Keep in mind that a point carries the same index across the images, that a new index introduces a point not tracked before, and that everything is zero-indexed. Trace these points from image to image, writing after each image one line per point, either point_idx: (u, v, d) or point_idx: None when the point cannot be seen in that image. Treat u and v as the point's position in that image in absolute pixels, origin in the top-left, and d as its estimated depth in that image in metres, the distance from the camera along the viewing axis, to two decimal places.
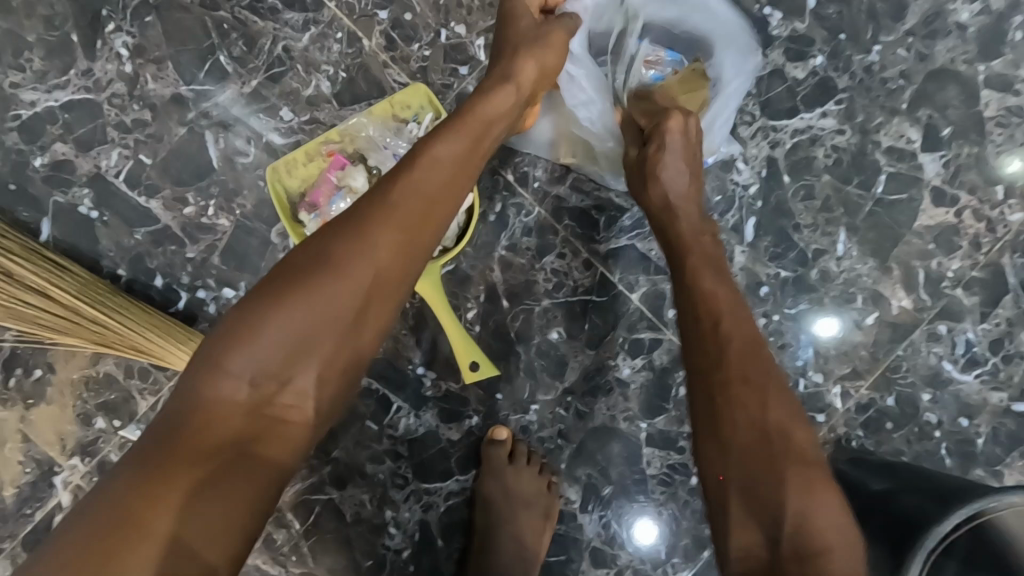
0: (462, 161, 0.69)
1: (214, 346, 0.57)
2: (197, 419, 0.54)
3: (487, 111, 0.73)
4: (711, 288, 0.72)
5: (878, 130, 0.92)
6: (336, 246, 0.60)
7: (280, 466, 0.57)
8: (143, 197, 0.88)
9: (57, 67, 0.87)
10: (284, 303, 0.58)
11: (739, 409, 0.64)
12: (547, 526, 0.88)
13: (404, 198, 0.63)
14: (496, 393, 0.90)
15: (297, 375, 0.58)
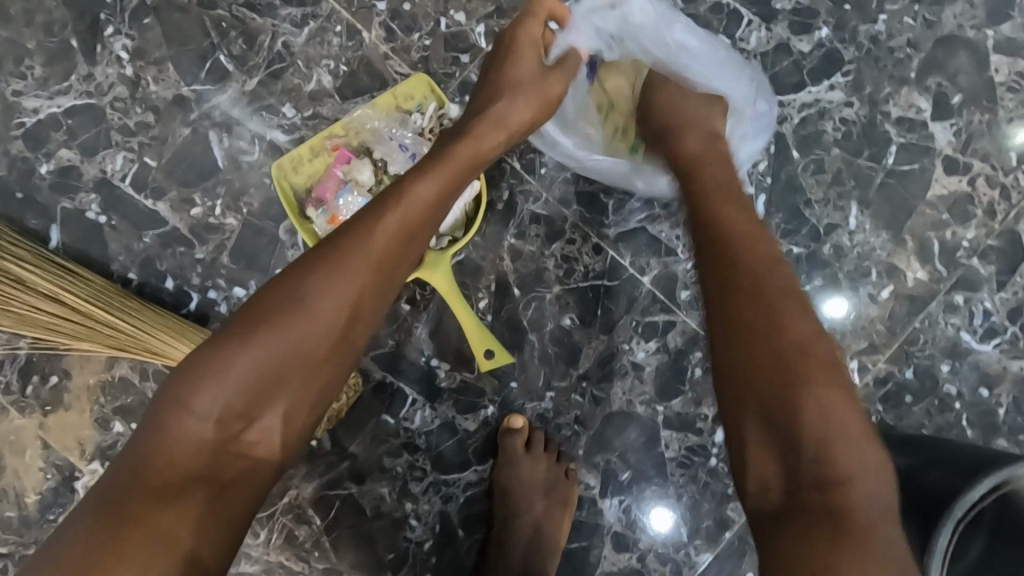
0: (443, 196, 0.70)
1: (180, 382, 0.58)
2: (166, 455, 0.56)
3: (472, 150, 0.74)
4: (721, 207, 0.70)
5: (887, 100, 0.90)
6: (302, 287, 0.62)
7: (248, 499, 0.60)
8: (150, 199, 0.88)
9: (59, 74, 0.87)
10: (251, 342, 0.59)
11: (757, 332, 0.59)
12: (567, 513, 0.87)
13: (378, 235, 0.65)
14: (511, 381, 0.89)
15: (264, 413, 0.61)
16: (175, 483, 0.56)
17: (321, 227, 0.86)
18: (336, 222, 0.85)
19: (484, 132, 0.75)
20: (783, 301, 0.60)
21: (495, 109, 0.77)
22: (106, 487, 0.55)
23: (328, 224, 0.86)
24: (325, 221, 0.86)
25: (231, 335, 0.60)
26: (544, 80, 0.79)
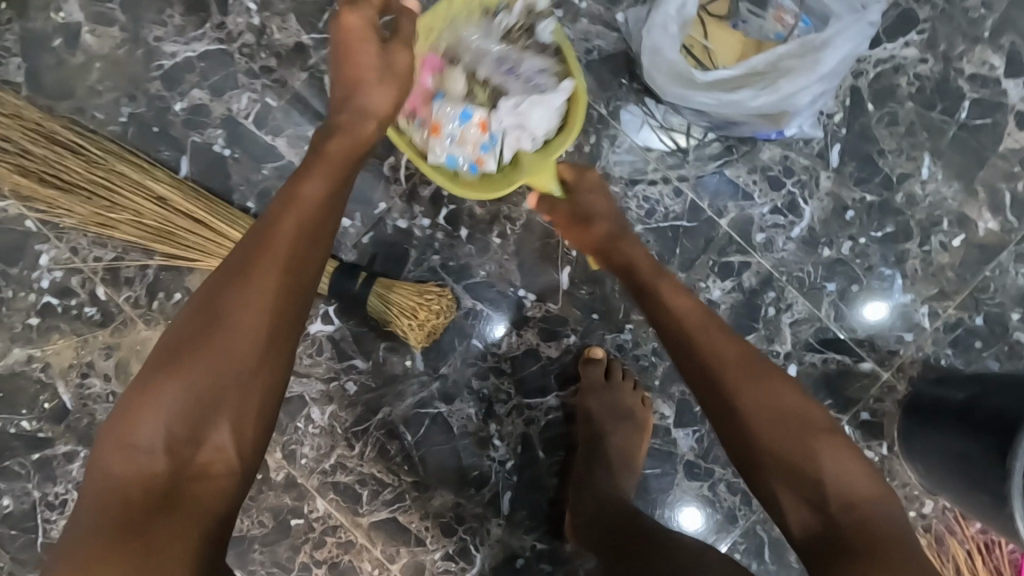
0: (335, 191, 0.70)
1: (116, 425, 0.59)
2: (117, 498, 0.55)
3: (346, 142, 0.72)
4: (686, 306, 0.77)
5: (961, 58, 0.95)
6: (217, 308, 0.62)
7: (217, 525, 0.58)
8: (269, 135, 0.97)
9: (195, 22, 0.97)
10: (174, 374, 0.60)
11: (777, 447, 0.67)
12: (643, 437, 0.93)
13: (277, 243, 0.64)
14: (593, 313, 0.96)
15: (210, 432, 0.60)
16: (126, 519, 0.54)
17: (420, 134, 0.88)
18: (435, 131, 0.88)
19: (359, 121, 0.73)
20: (793, 429, 0.68)
21: (355, 109, 0.73)
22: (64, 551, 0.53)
23: (427, 133, 0.88)
24: (423, 130, 0.88)
25: (155, 371, 0.60)
26: (389, 59, 0.75)
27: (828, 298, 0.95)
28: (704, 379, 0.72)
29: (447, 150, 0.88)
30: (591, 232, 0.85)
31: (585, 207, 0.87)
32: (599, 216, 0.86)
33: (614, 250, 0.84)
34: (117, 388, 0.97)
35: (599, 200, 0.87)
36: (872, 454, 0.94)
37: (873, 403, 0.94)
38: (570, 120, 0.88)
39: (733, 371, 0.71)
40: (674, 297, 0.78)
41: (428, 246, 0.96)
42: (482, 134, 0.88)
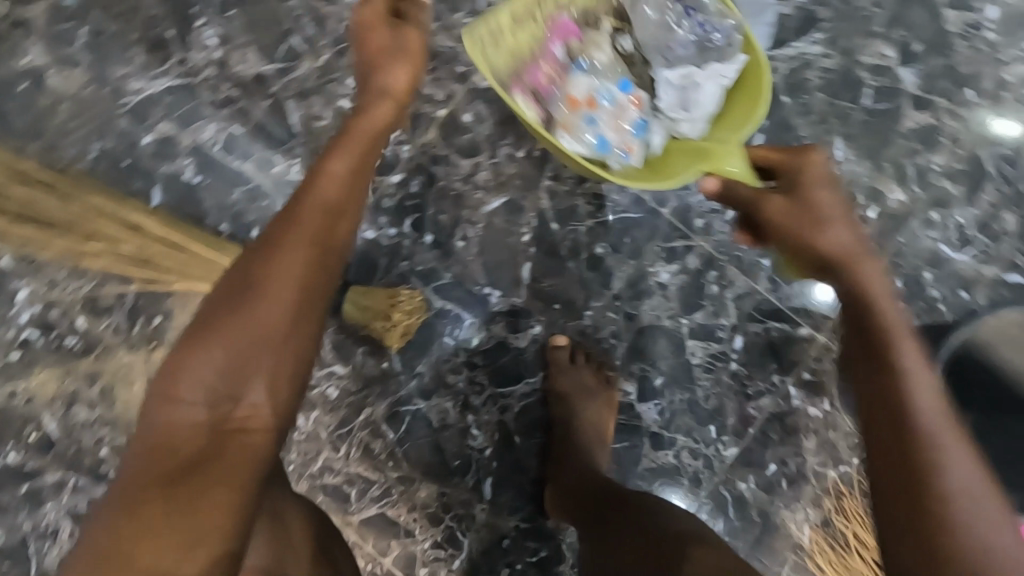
0: (359, 167, 0.72)
1: (165, 376, 0.62)
2: (166, 444, 0.60)
3: (368, 123, 0.74)
4: (841, 240, 0.67)
5: (860, 51, 1.07)
6: (248, 271, 0.64)
7: (251, 481, 0.61)
8: (238, 161, 1.04)
9: (158, 59, 1.03)
10: (212, 332, 0.62)
11: (927, 444, 0.55)
12: (611, 412, 1.01)
13: (303, 206, 0.67)
14: (555, 303, 1.04)
15: (245, 393, 0.62)
16: (171, 471, 0.59)
17: (565, 105, 0.87)
18: (574, 103, 0.87)
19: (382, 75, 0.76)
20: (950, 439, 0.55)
21: (379, 90, 0.76)
22: (119, 492, 0.59)
23: (565, 105, 0.87)
24: (562, 103, 0.87)
25: (203, 328, 0.63)
26: (400, 36, 0.77)
27: (764, 272, 1.04)
28: (891, 428, 0.57)
29: (593, 126, 0.86)
30: (816, 238, 0.68)
31: (810, 200, 0.70)
32: (839, 223, 0.68)
33: (851, 272, 0.66)
34: (102, 416, 0.97)
35: (843, 213, 0.69)
36: (817, 410, 1.03)
37: (813, 363, 1.03)
38: (736, 96, 0.86)
39: (938, 437, 0.55)
40: (830, 239, 0.68)
41: (396, 254, 1.03)
42: (633, 112, 0.88)
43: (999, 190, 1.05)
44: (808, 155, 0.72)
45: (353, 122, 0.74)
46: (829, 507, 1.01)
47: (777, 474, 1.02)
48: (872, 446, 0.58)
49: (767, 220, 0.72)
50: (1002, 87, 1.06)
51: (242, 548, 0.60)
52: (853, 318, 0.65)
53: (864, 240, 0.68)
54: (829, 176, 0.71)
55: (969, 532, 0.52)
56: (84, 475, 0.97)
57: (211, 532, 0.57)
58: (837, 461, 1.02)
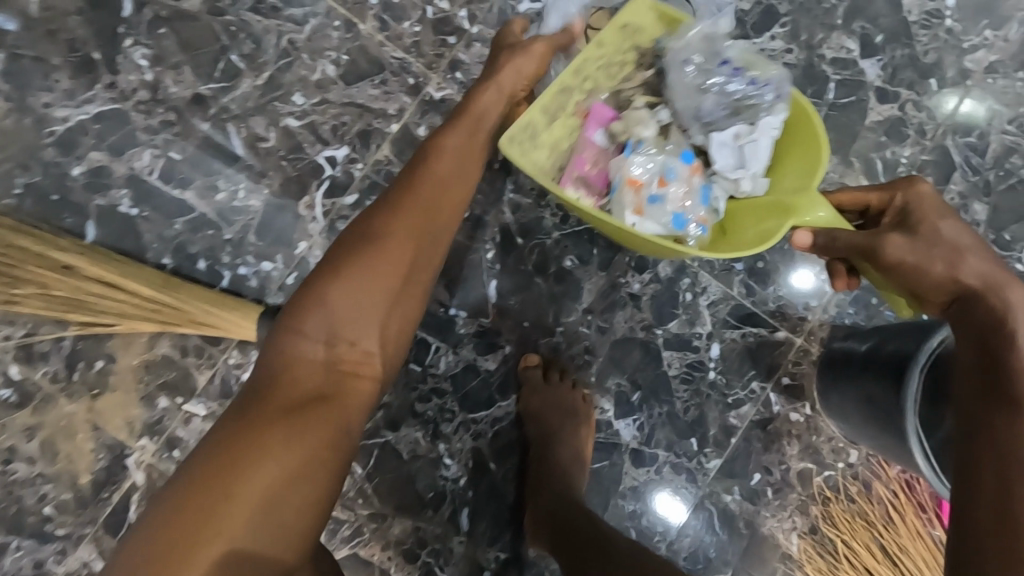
0: (472, 145, 0.77)
1: (292, 313, 0.68)
2: (289, 375, 0.65)
3: (485, 106, 0.78)
4: (977, 268, 0.64)
5: (821, 45, 1.04)
6: (377, 230, 0.70)
7: (355, 422, 0.66)
8: (178, 189, 0.96)
9: (84, 84, 0.95)
10: (341, 279, 0.68)
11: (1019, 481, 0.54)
12: (589, 432, 0.97)
13: (430, 174, 0.74)
14: (524, 321, 0.99)
15: (362, 337, 0.68)
16: (295, 399, 0.64)
17: (620, 191, 0.83)
18: (636, 184, 0.82)
19: (505, 72, 0.78)
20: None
21: (492, 83, 0.78)
22: (242, 402, 0.64)
23: (628, 187, 0.82)
24: (624, 184, 0.83)
25: (329, 272, 0.68)
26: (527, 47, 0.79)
27: (737, 277, 1.01)
28: (990, 445, 0.57)
29: (661, 202, 0.82)
30: (927, 270, 0.65)
31: (945, 232, 0.66)
32: (971, 253, 0.65)
33: (995, 298, 0.63)
34: (44, 469, 0.92)
35: (970, 243, 0.65)
36: (798, 415, 1.00)
37: (792, 368, 1.00)
38: (783, 149, 0.86)
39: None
40: (964, 265, 0.65)
41: None
42: (696, 183, 0.83)
43: (967, 180, 1.03)
44: (913, 187, 0.69)
45: (469, 101, 0.78)
46: (816, 514, 0.99)
47: (761, 483, 0.99)
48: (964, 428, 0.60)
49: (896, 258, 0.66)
50: (964, 75, 1.05)
51: (338, 486, 0.63)
52: (969, 327, 0.64)
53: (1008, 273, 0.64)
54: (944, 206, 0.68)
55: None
56: (28, 537, 0.91)
57: (321, 461, 0.61)
58: (821, 466, 1.00)
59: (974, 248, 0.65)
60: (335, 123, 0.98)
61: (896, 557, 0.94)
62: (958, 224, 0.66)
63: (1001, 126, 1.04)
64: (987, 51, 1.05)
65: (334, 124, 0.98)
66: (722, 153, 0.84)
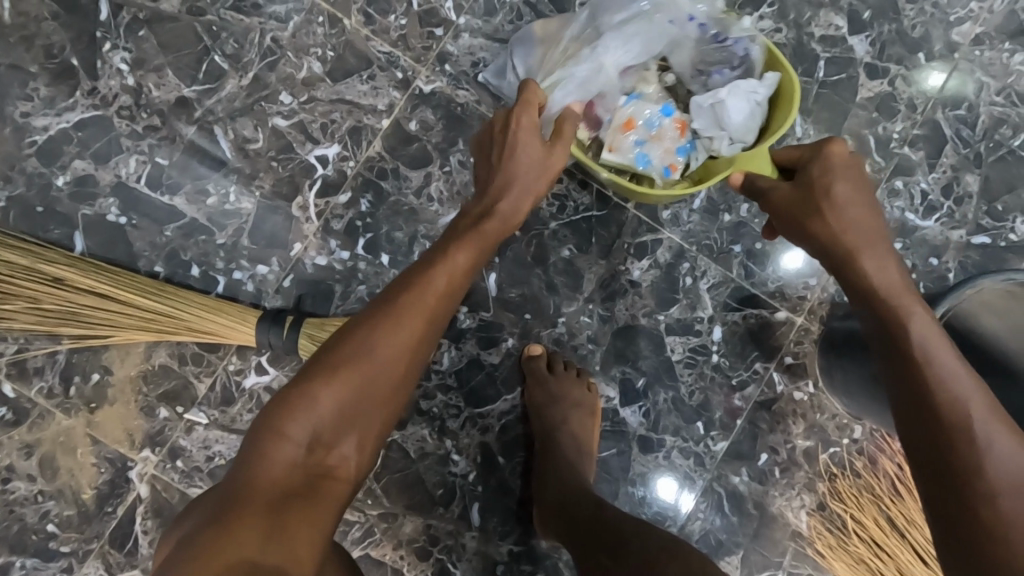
0: (479, 255, 0.75)
1: (276, 415, 0.65)
2: (267, 481, 0.61)
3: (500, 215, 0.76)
4: (861, 218, 0.68)
5: (810, 23, 1.04)
6: (371, 332, 0.68)
7: (332, 529, 0.62)
8: (167, 196, 0.94)
9: (64, 92, 0.93)
10: (330, 380, 0.66)
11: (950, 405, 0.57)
12: (595, 421, 0.96)
13: (429, 271, 0.73)
14: (525, 314, 0.99)
15: (342, 439, 0.66)
16: (273, 503, 0.59)
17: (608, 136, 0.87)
18: (625, 128, 0.87)
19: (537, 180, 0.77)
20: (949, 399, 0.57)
21: (510, 176, 0.77)
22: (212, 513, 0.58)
23: (615, 134, 0.87)
24: (614, 129, 0.87)
25: (313, 373, 0.67)
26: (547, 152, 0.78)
27: (736, 259, 1.01)
28: (910, 384, 0.59)
29: (639, 147, 0.87)
30: (818, 220, 0.69)
31: (822, 189, 0.70)
32: (850, 205, 0.68)
33: (874, 254, 0.66)
34: (45, 487, 0.90)
35: (853, 196, 0.69)
36: (802, 394, 1.01)
37: (793, 347, 1.01)
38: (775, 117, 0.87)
39: (956, 385, 0.57)
40: (855, 213, 0.68)
41: (352, 278, 0.96)
42: (679, 135, 0.88)
43: (958, 152, 1.04)
44: (828, 148, 0.71)
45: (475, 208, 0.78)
46: (824, 491, 1.00)
47: (769, 463, 1.00)
48: (892, 385, 0.61)
49: (787, 207, 0.72)
50: (951, 49, 1.05)
51: None
52: (852, 281, 0.67)
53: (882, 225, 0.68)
54: (849, 165, 0.70)
55: (1001, 470, 0.53)
56: (33, 555, 0.90)
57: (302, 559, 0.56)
58: (827, 443, 1.01)
59: (871, 205, 0.69)
60: (325, 121, 0.96)
61: (903, 527, 0.93)
62: (851, 180, 0.70)
63: (990, 97, 1.05)
64: (974, 23, 1.05)
65: (323, 122, 0.96)
66: (712, 112, 0.86)
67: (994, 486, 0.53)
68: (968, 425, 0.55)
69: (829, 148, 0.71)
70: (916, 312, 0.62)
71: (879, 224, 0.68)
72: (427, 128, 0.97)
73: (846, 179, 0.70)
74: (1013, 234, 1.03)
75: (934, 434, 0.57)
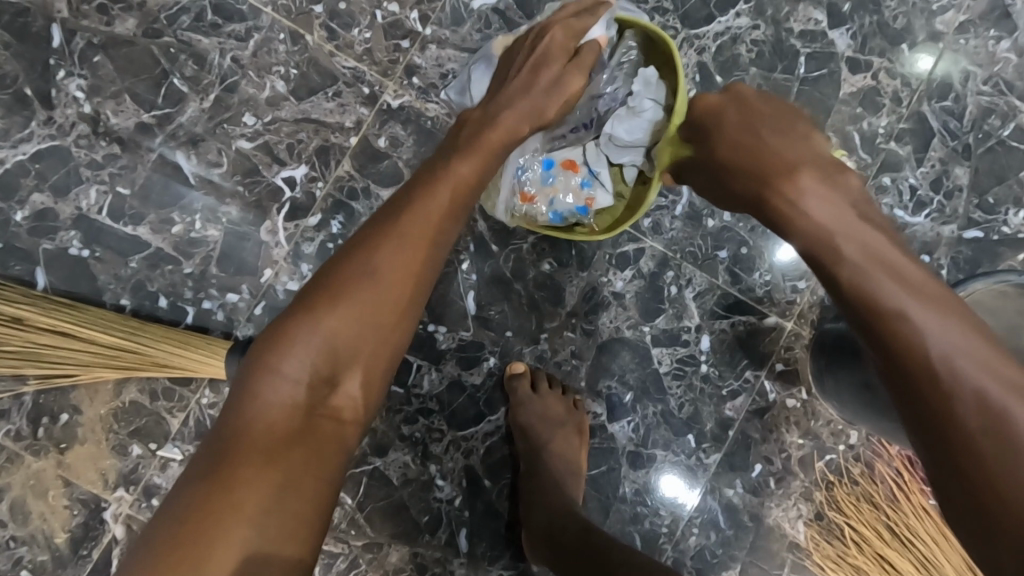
0: (481, 174, 0.72)
1: (268, 350, 0.62)
2: (263, 424, 0.60)
3: (502, 133, 0.75)
4: (777, 157, 0.71)
5: (788, 18, 1.01)
6: (367, 251, 0.66)
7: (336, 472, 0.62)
8: (130, 226, 0.91)
9: (18, 123, 0.90)
10: (326, 308, 0.63)
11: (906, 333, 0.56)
12: (582, 439, 0.94)
13: (423, 193, 0.69)
14: (506, 331, 0.96)
15: (346, 377, 0.63)
16: (271, 451, 0.59)
17: (520, 215, 0.90)
18: (528, 198, 0.89)
19: (539, 90, 0.78)
20: (899, 325, 0.57)
21: (522, 110, 0.77)
22: (203, 459, 0.59)
23: (524, 207, 0.89)
24: (523, 204, 0.89)
25: (311, 302, 0.64)
26: (564, 78, 0.80)
27: (721, 265, 0.97)
28: (875, 325, 0.58)
29: (554, 205, 0.89)
30: (738, 175, 0.72)
31: (729, 147, 0.74)
32: (770, 148, 0.71)
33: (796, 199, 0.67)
34: (16, 532, 0.88)
35: (754, 136, 0.73)
36: (795, 401, 0.98)
37: (784, 353, 0.98)
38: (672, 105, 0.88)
39: (897, 312, 0.57)
40: (776, 152, 0.71)
41: None
42: (575, 173, 0.89)
43: (947, 145, 1.01)
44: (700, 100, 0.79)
45: (486, 129, 0.75)
46: (821, 500, 0.97)
47: (763, 474, 0.97)
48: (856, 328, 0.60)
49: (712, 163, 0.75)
50: (935, 38, 1.02)
51: (315, 551, 0.58)
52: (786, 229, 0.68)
53: (812, 155, 0.70)
54: (725, 107, 0.77)
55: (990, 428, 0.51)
56: None
57: (298, 504, 0.58)
58: (823, 450, 0.98)
59: (798, 148, 0.71)
60: (291, 142, 0.93)
61: (905, 537, 0.91)
62: (754, 127, 0.74)
63: (977, 87, 1.01)
64: (957, 11, 1.02)
65: (289, 142, 0.93)
66: (605, 149, 0.89)
67: (972, 437, 0.51)
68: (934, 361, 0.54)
69: (694, 112, 0.79)
70: (845, 261, 0.62)
71: (810, 158, 0.70)
72: (397, 144, 0.94)
73: (741, 125, 0.75)
74: (1006, 226, 1.00)
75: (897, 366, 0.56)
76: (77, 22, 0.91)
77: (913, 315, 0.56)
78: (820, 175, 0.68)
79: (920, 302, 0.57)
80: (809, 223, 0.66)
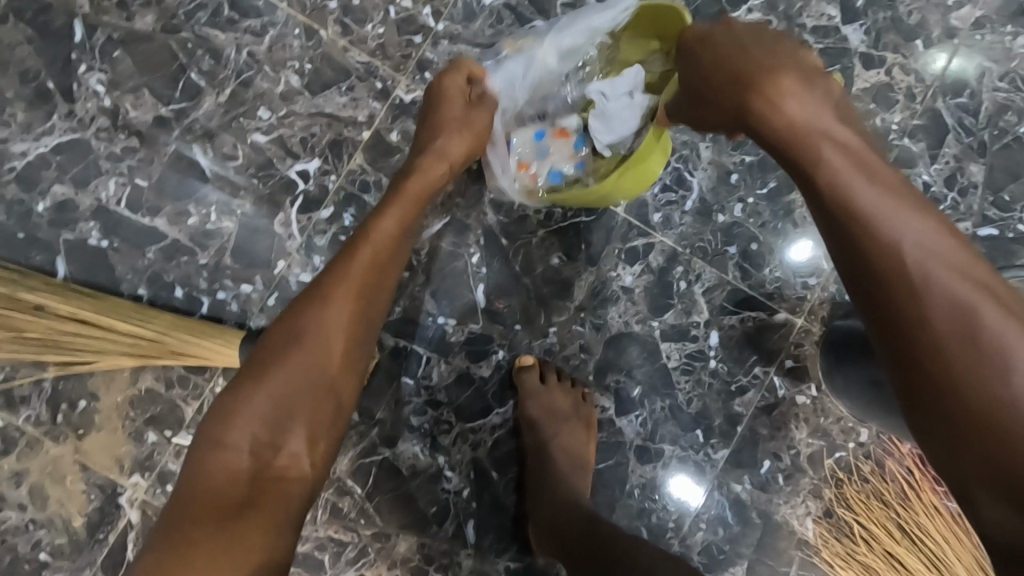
0: (404, 229, 0.77)
1: (215, 423, 0.64)
2: (213, 495, 0.61)
3: (422, 181, 0.80)
4: (760, 61, 0.68)
5: (801, 14, 1.01)
6: (302, 316, 0.69)
7: (288, 533, 0.62)
8: (147, 217, 0.93)
9: (40, 116, 0.92)
10: (263, 378, 0.66)
11: (888, 255, 0.55)
12: (590, 433, 0.94)
13: (357, 255, 0.73)
14: (515, 324, 0.96)
15: (288, 440, 0.65)
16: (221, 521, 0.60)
17: (523, 187, 0.91)
18: (525, 167, 0.91)
19: (451, 135, 0.83)
20: (882, 230, 0.55)
21: (435, 153, 0.82)
22: (159, 536, 0.59)
23: (524, 177, 0.91)
24: (523, 175, 0.91)
25: (253, 372, 0.67)
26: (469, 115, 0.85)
27: (731, 261, 0.97)
28: (854, 252, 0.56)
29: (551, 166, 0.90)
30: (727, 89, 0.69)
31: (727, 61, 0.70)
32: (753, 57, 0.69)
33: (780, 113, 0.64)
34: (35, 515, 0.90)
35: (739, 50, 0.70)
36: (805, 398, 0.97)
37: (794, 349, 0.97)
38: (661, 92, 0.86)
39: (876, 215, 0.56)
40: (756, 59, 0.69)
41: None
42: (566, 136, 0.90)
43: (961, 142, 1.00)
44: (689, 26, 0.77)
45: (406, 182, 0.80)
46: (830, 498, 0.97)
47: (772, 470, 0.97)
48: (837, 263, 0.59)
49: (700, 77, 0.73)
50: (950, 34, 1.01)
51: None
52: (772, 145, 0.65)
53: (795, 62, 0.68)
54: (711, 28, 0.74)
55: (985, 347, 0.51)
56: None
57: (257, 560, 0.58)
58: (832, 448, 0.97)
59: (782, 55, 0.69)
60: (304, 135, 0.95)
61: (916, 535, 0.90)
62: (737, 38, 0.72)
63: (993, 83, 1.00)
64: (972, 7, 1.01)
65: (303, 136, 0.95)
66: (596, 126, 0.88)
67: (955, 371, 0.51)
68: (912, 278, 0.54)
69: (683, 39, 0.77)
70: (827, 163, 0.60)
71: (789, 59, 0.68)
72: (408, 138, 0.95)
73: (729, 38, 0.72)
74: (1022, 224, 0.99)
75: (884, 287, 0.55)
76: (97, 18, 0.93)
77: (893, 222, 0.56)
78: (802, 77, 0.66)
79: (895, 207, 0.56)
80: (784, 119, 0.64)
